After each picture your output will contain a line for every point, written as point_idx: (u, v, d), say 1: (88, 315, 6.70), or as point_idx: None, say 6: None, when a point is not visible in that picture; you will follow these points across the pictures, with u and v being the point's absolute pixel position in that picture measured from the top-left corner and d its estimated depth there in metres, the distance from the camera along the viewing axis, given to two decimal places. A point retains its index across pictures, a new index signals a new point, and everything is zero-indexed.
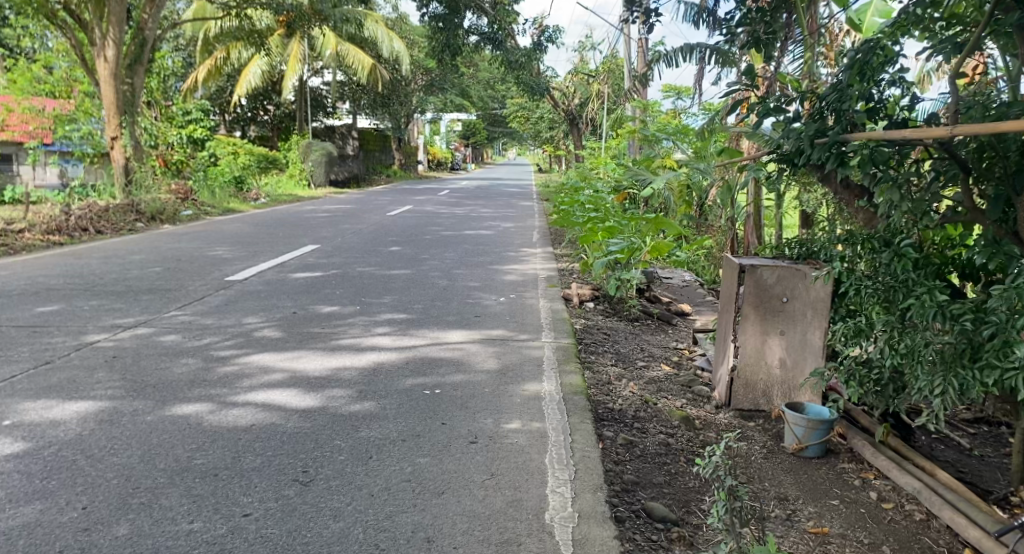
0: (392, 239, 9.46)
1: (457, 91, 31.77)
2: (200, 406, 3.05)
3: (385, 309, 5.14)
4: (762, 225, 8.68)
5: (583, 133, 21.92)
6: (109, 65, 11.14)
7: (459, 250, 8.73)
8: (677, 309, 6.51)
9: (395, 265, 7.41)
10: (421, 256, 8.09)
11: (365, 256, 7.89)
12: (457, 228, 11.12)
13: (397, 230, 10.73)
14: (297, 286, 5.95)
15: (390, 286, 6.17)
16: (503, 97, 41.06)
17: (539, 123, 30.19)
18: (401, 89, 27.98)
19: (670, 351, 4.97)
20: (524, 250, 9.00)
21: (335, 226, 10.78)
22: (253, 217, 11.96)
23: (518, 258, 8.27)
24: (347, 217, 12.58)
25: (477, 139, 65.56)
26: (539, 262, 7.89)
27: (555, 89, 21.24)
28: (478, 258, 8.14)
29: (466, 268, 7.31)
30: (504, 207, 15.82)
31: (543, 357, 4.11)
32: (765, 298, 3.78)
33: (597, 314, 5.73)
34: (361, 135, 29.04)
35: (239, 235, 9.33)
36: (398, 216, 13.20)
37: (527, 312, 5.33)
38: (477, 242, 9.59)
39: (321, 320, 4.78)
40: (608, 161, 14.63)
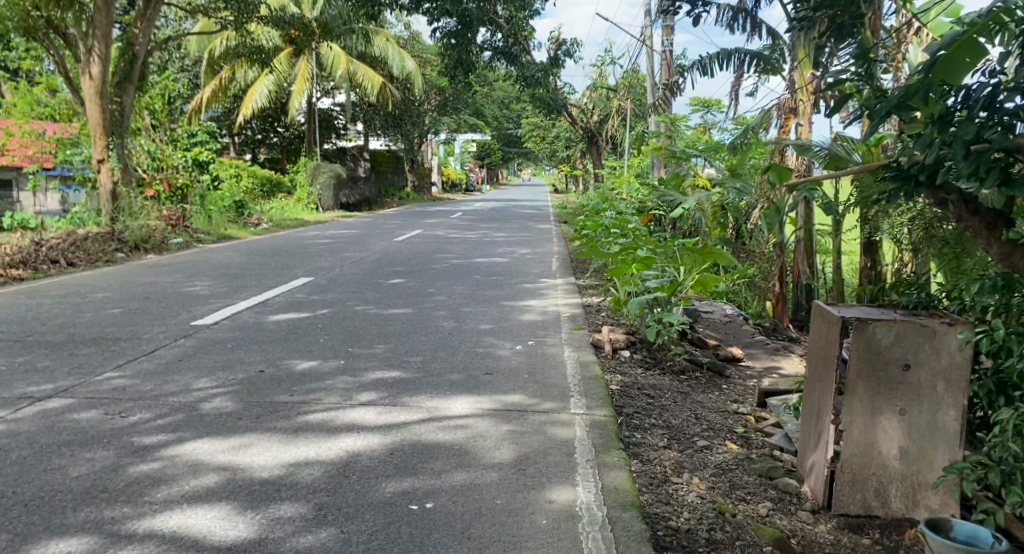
0: (396, 270, 8.52)
1: (471, 111, 31.04)
2: (80, 542, 2.14)
3: (375, 366, 4.17)
4: (813, 252, 7.70)
5: (602, 151, 20.99)
6: (96, 83, 10.29)
7: (469, 282, 7.77)
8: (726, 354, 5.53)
9: (395, 301, 6.46)
10: (426, 290, 7.14)
11: (362, 291, 6.95)
12: (467, 256, 10.18)
13: (403, 258, 9.80)
14: (274, 333, 5.01)
15: (387, 331, 5.22)
16: (518, 117, 40.39)
17: (555, 142, 29.35)
18: (413, 109, 27.28)
19: (731, 421, 3.98)
20: (542, 281, 8.03)
21: (335, 255, 9.87)
22: (249, 244, 11.09)
23: (535, 291, 7.30)
24: (350, 243, 11.71)
25: (492, 160, 64.96)
26: (561, 297, 6.90)
27: (573, 106, 20.38)
28: (491, 292, 7.18)
29: (477, 306, 6.34)
30: (520, 230, 14.89)
31: (575, 440, 3.13)
32: (880, 366, 2.79)
33: (635, 366, 4.75)
34: (373, 157, 28.32)
35: (227, 267, 8.44)
36: (407, 241, 12.29)
37: (550, 367, 4.35)
38: (490, 272, 8.64)
39: (293, 383, 3.82)
40: (632, 181, 13.68)
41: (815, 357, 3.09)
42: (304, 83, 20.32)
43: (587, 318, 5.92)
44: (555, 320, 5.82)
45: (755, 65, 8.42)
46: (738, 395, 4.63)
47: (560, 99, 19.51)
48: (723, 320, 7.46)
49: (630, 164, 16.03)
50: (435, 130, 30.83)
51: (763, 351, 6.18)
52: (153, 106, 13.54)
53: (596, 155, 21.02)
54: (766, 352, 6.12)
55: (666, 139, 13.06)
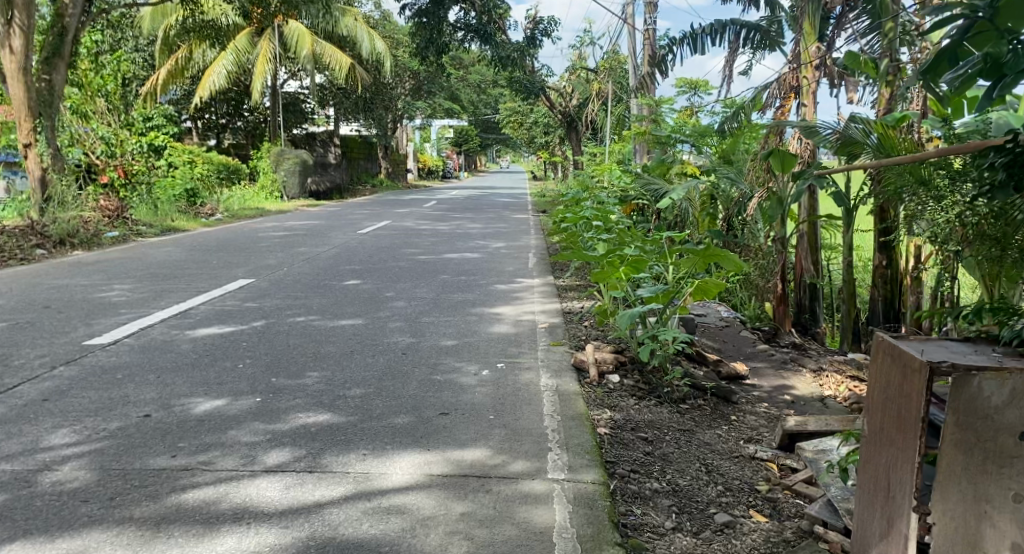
0: (353, 268, 7.61)
1: (446, 95, 30.01)
2: None
3: (299, 407, 3.29)
4: (818, 248, 6.92)
5: (581, 137, 20.17)
6: (17, 57, 9.11)
7: (434, 283, 6.87)
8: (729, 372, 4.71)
9: (343, 308, 5.54)
10: (383, 294, 6.24)
11: (308, 295, 6.03)
12: (435, 251, 9.28)
13: (363, 253, 8.88)
14: (184, 356, 4.08)
15: (327, 351, 4.32)
16: (496, 102, 39.42)
17: (534, 128, 28.50)
18: (385, 93, 26.20)
19: (749, 473, 3.16)
20: (516, 281, 7.16)
21: (288, 250, 8.92)
22: (196, 238, 10.10)
23: (508, 295, 6.43)
24: (309, 236, 10.77)
25: (469, 146, 63.84)
26: (538, 301, 6.04)
27: (551, 89, 19.56)
28: (458, 295, 6.29)
29: (440, 314, 5.45)
30: (495, 221, 13.98)
31: (555, 528, 2.29)
32: (988, 435, 1.98)
33: (625, 395, 3.88)
34: (343, 142, 27.24)
35: (160, 265, 7.47)
36: (372, 233, 11.36)
37: (522, 402, 3.47)
38: (458, 270, 7.76)
39: (184, 432, 2.92)
40: (613, 168, 12.86)
41: (877, 414, 2.28)
42: (265, 64, 19.25)
43: (566, 330, 5.04)
44: (530, 334, 4.95)
45: (753, 38, 7.59)
46: (749, 431, 3.79)
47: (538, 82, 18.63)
48: (718, 325, 6.61)
49: (612, 151, 15.21)
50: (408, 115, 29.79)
51: (768, 365, 5.37)
52: (104, 88, 12.49)
53: (575, 141, 20.19)
54: (772, 366, 5.30)
55: (649, 124, 12.23)
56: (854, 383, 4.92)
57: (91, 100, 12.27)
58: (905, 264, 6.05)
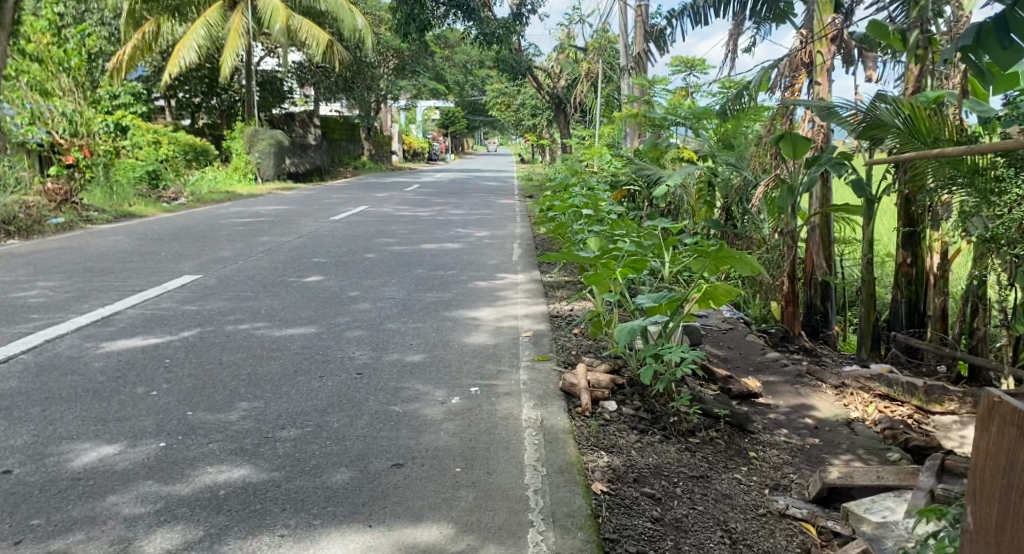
0: (317, 261, 6.89)
1: (431, 74, 29.15)
2: None
3: (211, 455, 2.60)
4: (832, 241, 6.25)
5: (570, 119, 19.48)
6: None
7: (406, 279, 6.16)
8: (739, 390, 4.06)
9: (296, 312, 4.82)
10: (347, 293, 5.52)
11: (260, 296, 5.30)
12: (411, 241, 8.56)
13: (332, 243, 8.17)
14: (88, 378, 3.37)
15: (265, 372, 3.61)
16: (483, 84, 38.57)
17: (521, 110, 27.77)
18: (366, 72, 25.32)
19: (786, 541, 2.49)
20: (497, 277, 6.47)
21: (249, 239, 8.17)
22: (150, 225, 9.34)
23: (488, 295, 5.72)
24: (277, 223, 10.02)
25: (456, 129, 62.86)
26: (520, 304, 5.37)
27: (539, 69, 18.86)
28: (431, 295, 5.59)
29: (407, 320, 4.74)
30: (479, 207, 13.26)
31: None
32: None
33: (624, 430, 3.19)
34: (323, 123, 26.36)
35: (100, 257, 6.72)
36: (345, 220, 10.63)
37: (497, 447, 2.79)
38: (434, 264, 7.05)
39: (45, 499, 2.23)
40: (603, 152, 12.20)
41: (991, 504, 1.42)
42: (237, 39, 18.35)
43: (552, 341, 4.34)
44: (511, 346, 4.26)
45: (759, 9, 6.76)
46: (775, 474, 3.11)
47: (524, 61, 17.89)
48: (720, 328, 5.95)
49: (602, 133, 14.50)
50: (392, 95, 28.92)
51: (783, 379, 4.71)
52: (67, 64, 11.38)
53: (563, 124, 19.46)
54: (785, 380, 4.66)
55: (642, 105, 11.55)
56: (882, 402, 4.27)
57: (52, 76, 11.02)
58: (931, 262, 5.35)
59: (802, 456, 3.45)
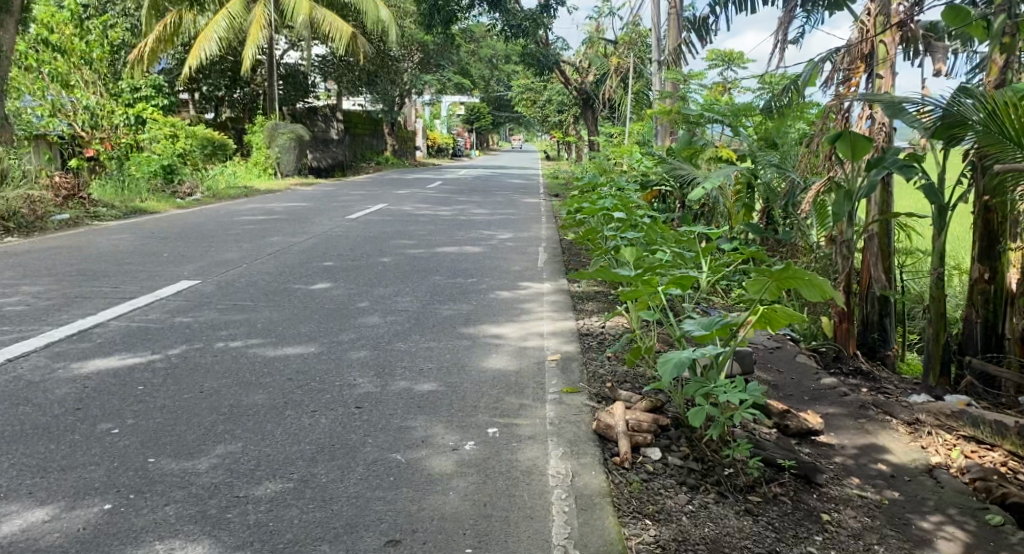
0: (327, 266, 6.41)
1: (457, 69, 28.65)
2: None
3: (164, 526, 2.12)
4: (893, 252, 5.64)
5: (597, 115, 18.87)
6: None
7: (420, 288, 5.65)
8: (796, 428, 3.55)
9: (297, 326, 4.32)
10: (355, 304, 5.01)
11: (259, 307, 4.81)
12: (429, 244, 8.05)
13: (345, 245, 7.70)
14: (42, 410, 2.89)
15: (251, 404, 3.11)
16: (509, 80, 38.02)
17: (547, 106, 27.18)
18: (390, 66, 24.89)
19: None
20: (520, 287, 5.94)
21: (258, 240, 7.70)
22: (160, 222, 8.94)
23: (510, 309, 5.19)
24: (291, 222, 9.56)
25: (481, 126, 62.33)
26: (545, 320, 4.84)
27: (566, 63, 18.30)
28: (448, 308, 5.05)
29: (418, 339, 4.22)
30: (502, 206, 12.73)
31: None
32: None
33: (672, 487, 2.64)
34: (346, 117, 26.01)
35: (97, 258, 6.30)
36: (362, 218, 10.17)
37: (518, 518, 2.28)
38: (452, 270, 6.52)
39: None
40: (633, 150, 11.62)
41: None
42: (260, 31, 18.01)
43: (581, 368, 3.80)
44: (534, 372, 3.72)
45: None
46: (857, 545, 2.55)
47: (551, 56, 17.38)
48: (767, 348, 5.37)
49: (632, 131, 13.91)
50: (416, 91, 28.48)
51: (845, 411, 4.12)
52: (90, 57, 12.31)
53: (591, 121, 18.88)
54: (849, 413, 4.07)
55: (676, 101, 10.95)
56: (967, 446, 3.67)
57: None
58: (1010, 278, 4.71)
59: (884, 515, 2.88)
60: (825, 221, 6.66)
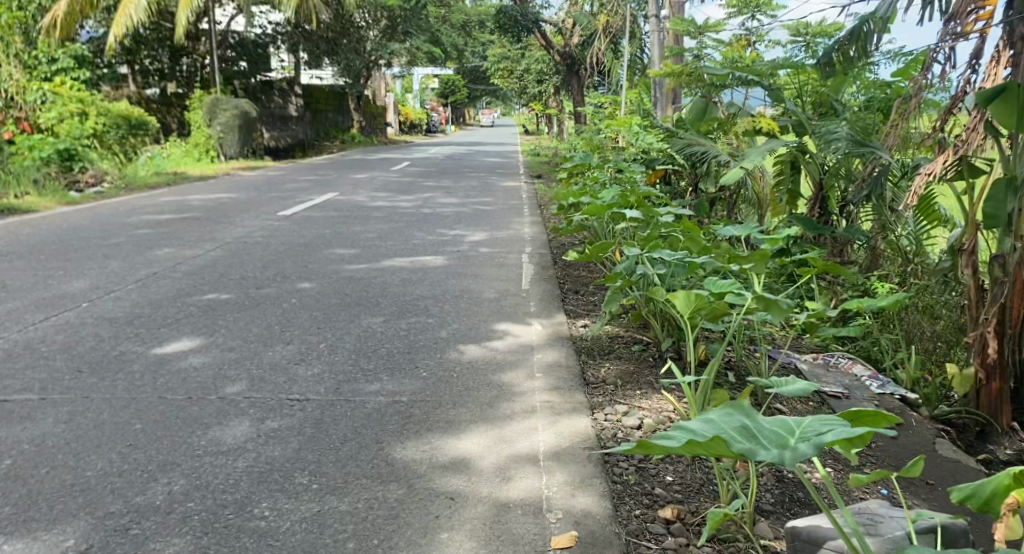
0: (212, 301, 4.36)
1: (428, 38, 26.33)
2: None
3: None
4: None
5: (584, 83, 16.82)
6: None
7: (340, 346, 3.62)
8: None
9: (76, 463, 2.31)
10: (219, 390, 2.98)
11: (44, 404, 2.77)
12: (374, 255, 6.01)
13: (256, 259, 5.64)
14: None
15: None
16: (484, 50, 35.68)
17: (525, 77, 25.06)
18: (352, 34, 22.56)
19: None
20: (495, 333, 3.95)
21: (138, 255, 5.62)
22: (22, 226, 6.80)
23: (480, 384, 3.21)
24: (204, 222, 7.45)
25: (455, 100, 59.75)
26: (539, 416, 2.87)
27: (547, 24, 16.18)
28: (380, 395, 3.03)
29: (302, 493, 2.21)
30: (476, 193, 10.70)
31: None
32: None
33: None
34: (305, 91, 23.72)
35: None
36: (298, 214, 8.09)
37: None
38: (399, 303, 4.50)
39: None
40: (631, 121, 9.63)
41: None
42: None
43: None
44: None
45: None
46: None
47: (530, 15, 15.27)
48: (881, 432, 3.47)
49: (626, 100, 11.91)
50: (384, 60, 26.19)
51: None
52: None
53: (577, 88, 16.80)
54: None
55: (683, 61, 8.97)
56: None
57: None
58: None
59: None
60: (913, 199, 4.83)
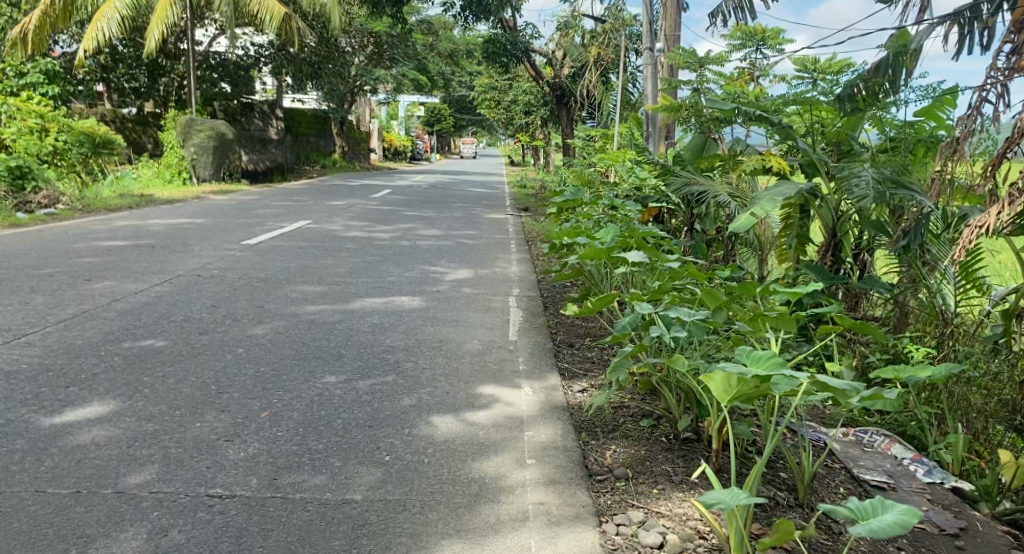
0: (142, 350, 3.68)
1: (415, 65, 25.92)
2: None
3: None
4: None
5: (573, 115, 16.35)
6: None
7: (286, 418, 2.96)
8: None
9: None
10: (118, 481, 2.29)
11: None
12: (343, 293, 5.37)
13: (208, 296, 4.96)
14: None
15: None
16: (472, 79, 35.38)
17: (512, 107, 24.68)
18: (338, 58, 22.05)
19: None
20: (476, 399, 3.30)
21: (71, 288, 4.92)
22: None
23: (455, 475, 2.55)
24: (158, 250, 6.75)
25: (441, 127, 59.37)
26: (529, 533, 2.22)
27: (537, 54, 15.74)
28: (328, 492, 2.36)
29: None
30: (459, 224, 10.10)
31: None
32: None
33: None
34: (286, 114, 23.14)
35: None
36: (264, 244, 7.41)
37: None
38: (365, 356, 3.84)
39: None
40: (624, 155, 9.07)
41: None
42: (169, 8, 15.09)
43: None
44: None
45: None
46: None
47: (520, 43, 14.84)
48: (947, 540, 2.86)
49: (618, 134, 11.41)
50: (369, 86, 25.73)
51: None
52: None
53: (566, 121, 16.33)
54: None
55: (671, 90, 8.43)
56: None
57: None
58: None
59: None
60: (953, 251, 4.30)
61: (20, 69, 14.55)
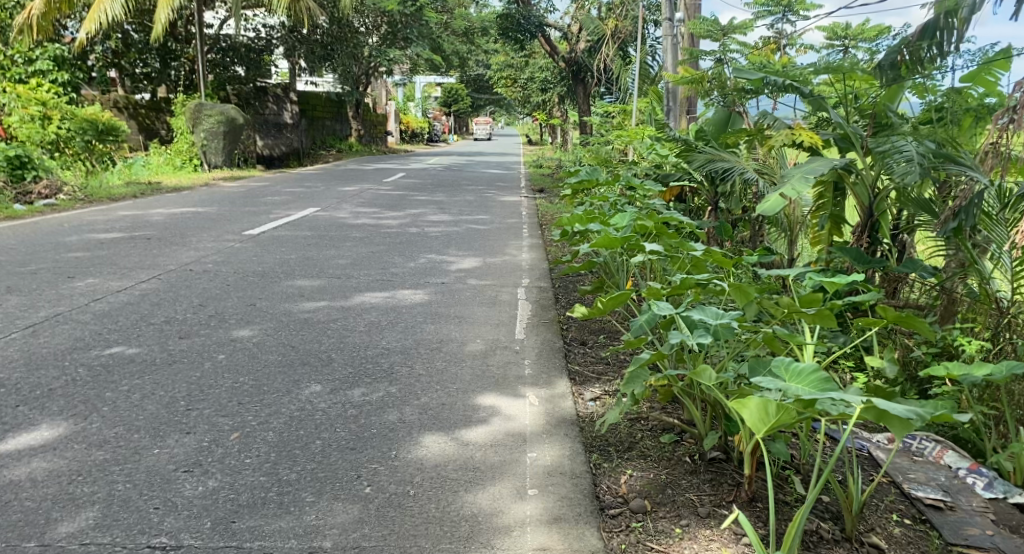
0: (112, 359, 3.35)
1: (429, 44, 25.43)
2: None
3: None
4: None
5: (590, 91, 15.82)
6: None
7: (258, 440, 2.62)
8: None
9: None
10: (47, 531, 2.05)
11: None
12: (341, 288, 5.02)
13: (195, 293, 4.64)
14: None
15: None
16: (489, 58, 34.81)
17: (528, 85, 24.15)
18: (350, 38, 21.65)
19: None
20: (475, 413, 2.94)
21: (51, 288, 4.62)
22: None
23: (443, 512, 2.21)
24: (153, 242, 6.45)
25: (459, 107, 58.80)
26: None
27: (552, 29, 15.21)
28: (292, 540, 2.05)
29: None
30: (472, 209, 9.71)
31: None
32: None
33: None
34: (300, 98, 22.82)
35: None
36: (265, 234, 7.09)
37: None
38: (356, 361, 3.49)
39: None
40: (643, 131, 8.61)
41: None
42: None
43: None
44: None
45: None
46: None
47: (534, 18, 14.32)
48: None
49: (637, 110, 10.92)
50: (383, 67, 25.28)
51: None
52: None
53: (583, 97, 15.81)
54: None
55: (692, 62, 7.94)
56: None
57: None
58: None
59: None
60: (1011, 233, 3.84)
61: (29, 56, 14.30)
